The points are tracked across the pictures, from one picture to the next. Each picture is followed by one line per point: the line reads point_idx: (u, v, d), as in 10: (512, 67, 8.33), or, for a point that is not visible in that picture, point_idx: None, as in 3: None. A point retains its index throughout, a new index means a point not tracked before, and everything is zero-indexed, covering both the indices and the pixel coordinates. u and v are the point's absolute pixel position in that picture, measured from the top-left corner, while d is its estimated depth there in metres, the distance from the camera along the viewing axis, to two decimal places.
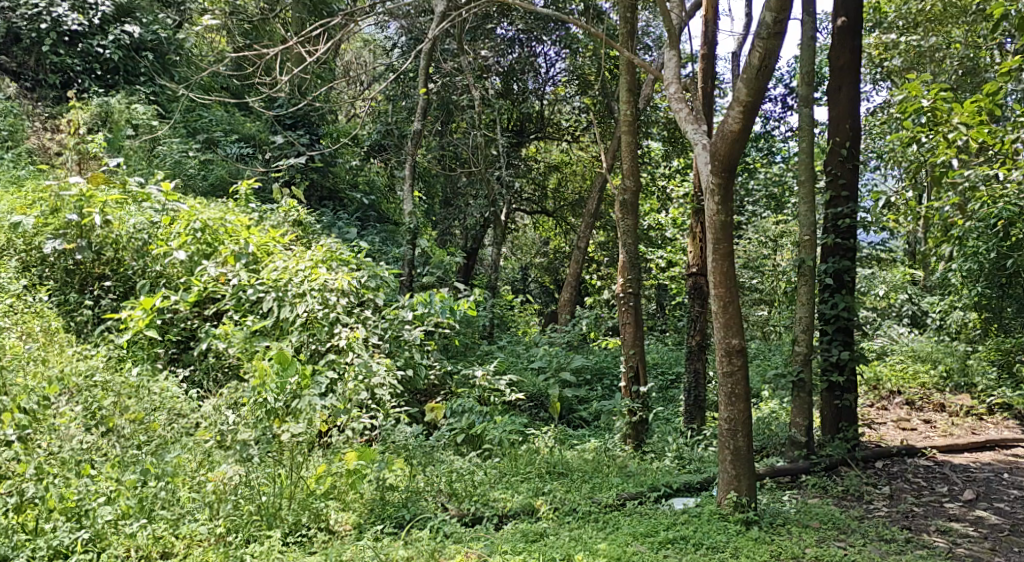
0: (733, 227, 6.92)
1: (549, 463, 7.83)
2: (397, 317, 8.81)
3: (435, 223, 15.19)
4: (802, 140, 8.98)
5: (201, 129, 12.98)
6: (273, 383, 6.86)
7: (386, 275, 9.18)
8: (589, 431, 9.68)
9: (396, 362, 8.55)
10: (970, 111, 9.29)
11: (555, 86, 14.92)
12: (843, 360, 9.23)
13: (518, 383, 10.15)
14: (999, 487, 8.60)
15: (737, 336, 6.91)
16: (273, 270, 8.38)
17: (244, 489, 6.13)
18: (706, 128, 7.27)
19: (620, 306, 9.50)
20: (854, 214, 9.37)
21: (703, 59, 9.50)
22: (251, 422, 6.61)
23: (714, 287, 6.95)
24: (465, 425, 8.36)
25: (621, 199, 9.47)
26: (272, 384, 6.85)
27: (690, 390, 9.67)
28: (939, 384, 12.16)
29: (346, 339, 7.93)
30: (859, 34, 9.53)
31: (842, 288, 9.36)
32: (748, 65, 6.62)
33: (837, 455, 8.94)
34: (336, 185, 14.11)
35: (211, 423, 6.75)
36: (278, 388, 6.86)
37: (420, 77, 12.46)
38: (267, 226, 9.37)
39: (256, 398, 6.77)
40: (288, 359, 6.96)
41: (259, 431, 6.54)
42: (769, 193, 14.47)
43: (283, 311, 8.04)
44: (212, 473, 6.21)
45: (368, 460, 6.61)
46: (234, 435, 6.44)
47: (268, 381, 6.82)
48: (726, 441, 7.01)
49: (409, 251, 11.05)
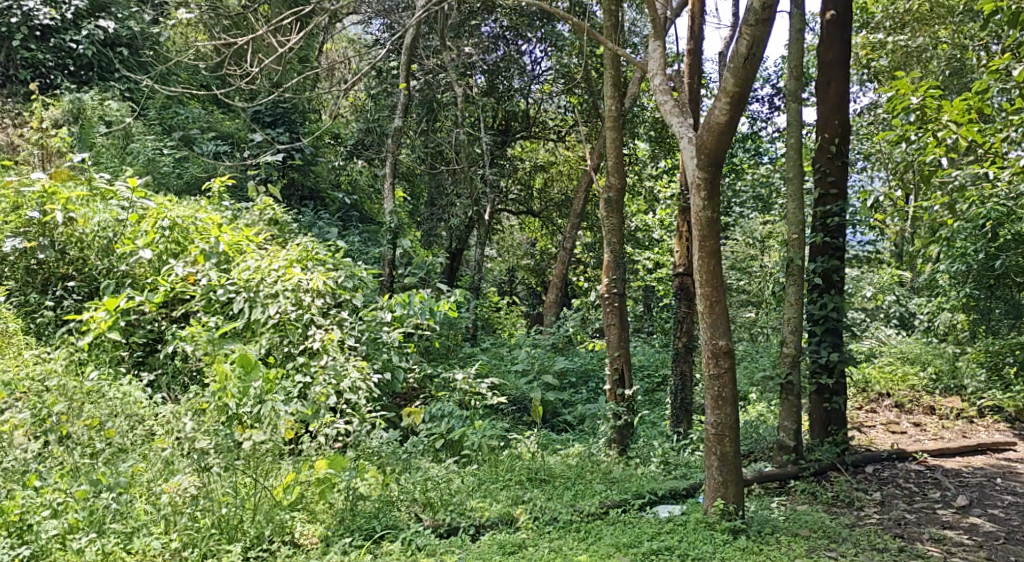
0: (719, 224, 6.68)
1: (530, 469, 7.57)
2: (375, 319, 8.51)
3: (419, 224, 14.94)
4: (790, 137, 8.74)
5: (177, 127, 12.67)
6: (235, 388, 6.50)
7: (364, 275, 8.89)
8: (573, 435, 9.42)
9: (373, 365, 8.26)
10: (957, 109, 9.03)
11: (541, 85, 14.61)
12: (833, 362, 9.02)
13: (500, 387, 9.89)
14: (992, 492, 8.40)
15: (724, 337, 6.67)
16: (245, 269, 8.10)
17: (203, 501, 5.80)
18: (693, 121, 7.04)
19: (604, 307, 9.28)
20: (843, 213, 9.14)
21: (689, 55, 9.33)
22: (210, 429, 6.18)
23: (700, 285, 6.71)
24: (444, 430, 8.10)
25: (606, 197, 9.28)
26: (233, 389, 6.61)
27: (676, 393, 9.42)
28: (929, 387, 11.97)
29: (320, 342, 7.69)
30: (849, 28, 9.32)
31: (831, 288, 9.16)
32: (735, 54, 6.38)
33: (827, 460, 8.73)
34: (317, 184, 13.89)
35: (167, 431, 6.31)
36: (241, 393, 6.61)
37: (402, 71, 12.17)
38: (240, 225, 9.07)
39: (217, 403, 6.49)
40: (250, 363, 6.85)
41: (218, 438, 6.07)
42: (757, 194, 14.40)
43: (255, 313, 7.79)
44: (166, 484, 5.81)
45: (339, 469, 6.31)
46: (191, 443, 6.06)
47: (228, 385, 6.62)
48: (712, 446, 6.75)
49: (390, 251, 10.84)
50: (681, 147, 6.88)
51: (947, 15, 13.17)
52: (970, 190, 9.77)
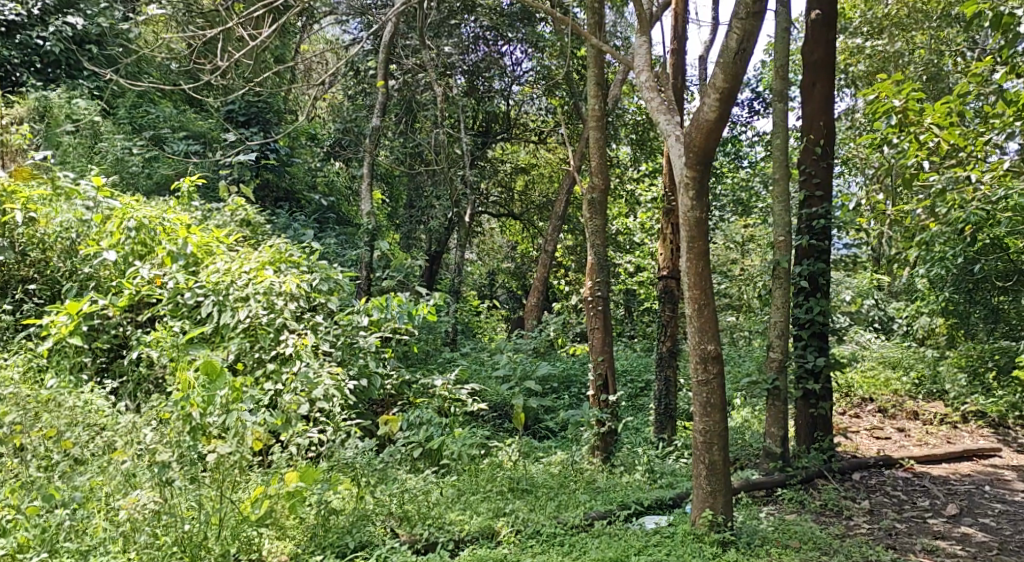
0: (708, 225, 6.46)
1: (512, 479, 7.33)
2: (351, 323, 8.21)
3: (398, 227, 14.68)
4: (776, 137, 8.55)
5: (147, 126, 12.38)
6: (199, 396, 6.20)
7: (340, 278, 8.60)
8: (555, 442, 9.18)
9: (349, 371, 7.96)
10: (940, 111, 8.95)
11: (521, 86, 14.36)
12: (819, 367, 8.81)
13: (480, 392, 9.61)
14: (981, 500, 8.25)
15: (713, 343, 6.45)
16: (214, 272, 7.81)
17: (163, 517, 5.51)
18: (680, 119, 6.83)
19: (587, 311, 9.06)
20: (829, 214, 8.96)
21: (673, 55, 9.15)
22: (172, 441, 5.93)
23: (689, 288, 6.49)
24: (423, 438, 7.80)
25: (589, 198, 9.05)
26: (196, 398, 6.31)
27: (660, 398, 9.19)
28: (912, 391, 11.86)
29: (293, 346, 7.41)
30: (834, 28, 9.12)
31: (817, 291, 8.97)
32: (725, 48, 6.18)
33: (813, 467, 8.52)
34: (293, 185, 13.53)
35: (126, 442, 6.00)
36: (206, 402, 6.21)
37: (379, 71, 11.83)
38: (211, 226, 8.78)
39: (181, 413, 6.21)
40: (216, 371, 6.46)
41: (180, 450, 5.90)
42: (737, 198, 14.31)
43: (224, 317, 7.52)
44: (124, 501, 5.52)
45: (310, 482, 6.04)
46: (152, 456, 5.78)
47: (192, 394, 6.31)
48: (700, 455, 6.53)
49: (367, 254, 10.57)
50: (668, 145, 6.66)
51: (923, 22, 13.18)
52: (950, 194, 9.41)
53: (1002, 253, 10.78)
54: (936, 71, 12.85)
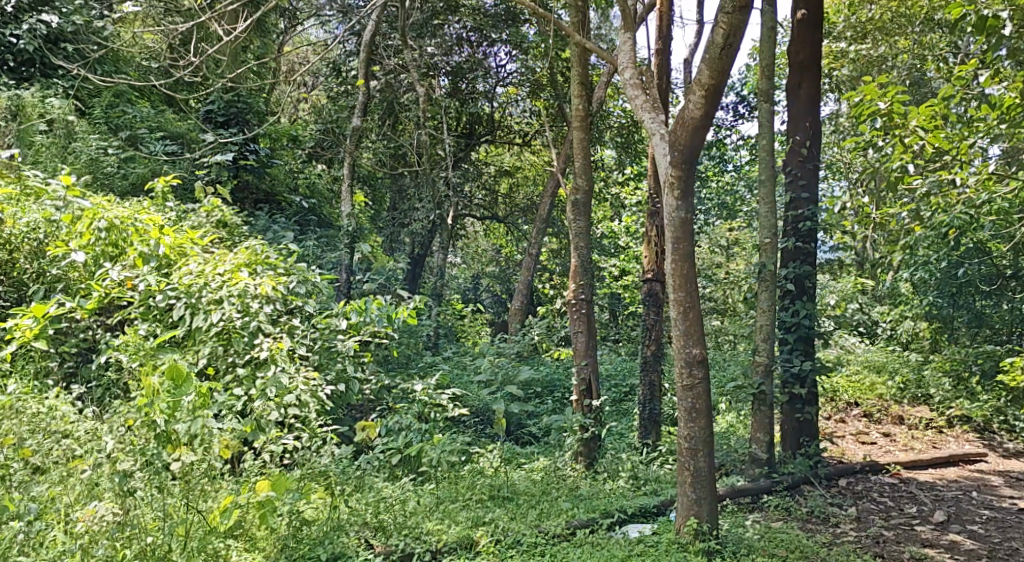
0: (693, 226, 6.31)
1: (492, 487, 7.16)
2: (328, 326, 8.04)
3: (381, 230, 14.50)
4: (761, 138, 8.42)
5: (123, 126, 12.15)
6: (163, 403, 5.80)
7: (318, 280, 8.40)
8: (538, 448, 9.00)
9: (326, 376, 7.79)
10: (925, 114, 8.76)
11: (506, 88, 14.16)
12: (805, 372, 8.67)
13: (462, 398, 9.43)
14: (969, 507, 8.14)
15: (699, 346, 6.30)
16: (187, 273, 7.60)
17: (123, 529, 5.28)
18: (665, 117, 6.68)
19: (571, 314, 8.93)
20: (815, 217, 8.86)
21: (657, 56, 9.02)
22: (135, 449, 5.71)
23: (674, 290, 6.33)
24: (402, 445, 7.63)
25: (573, 200, 8.91)
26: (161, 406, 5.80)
27: (644, 403, 9.04)
28: (897, 396, 11.75)
29: (268, 351, 7.22)
30: (820, 28, 9.00)
31: (803, 294, 8.84)
32: (711, 43, 6.04)
33: (799, 473, 8.38)
34: (273, 186, 13.30)
35: (85, 451, 5.77)
36: (172, 407, 5.87)
37: (359, 71, 11.59)
38: (185, 227, 8.58)
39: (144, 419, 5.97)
40: (181, 375, 6.06)
41: (144, 457, 5.58)
42: (721, 202, 14.39)
43: (196, 320, 7.33)
44: (81, 511, 5.37)
45: (280, 492, 5.81)
46: (112, 465, 5.55)
47: (156, 397, 5.89)
48: (685, 461, 6.37)
49: (347, 257, 10.38)
50: (652, 144, 6.51)
51: (907, 26, 13.07)
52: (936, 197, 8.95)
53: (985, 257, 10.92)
54: (919, 76, 12.82)
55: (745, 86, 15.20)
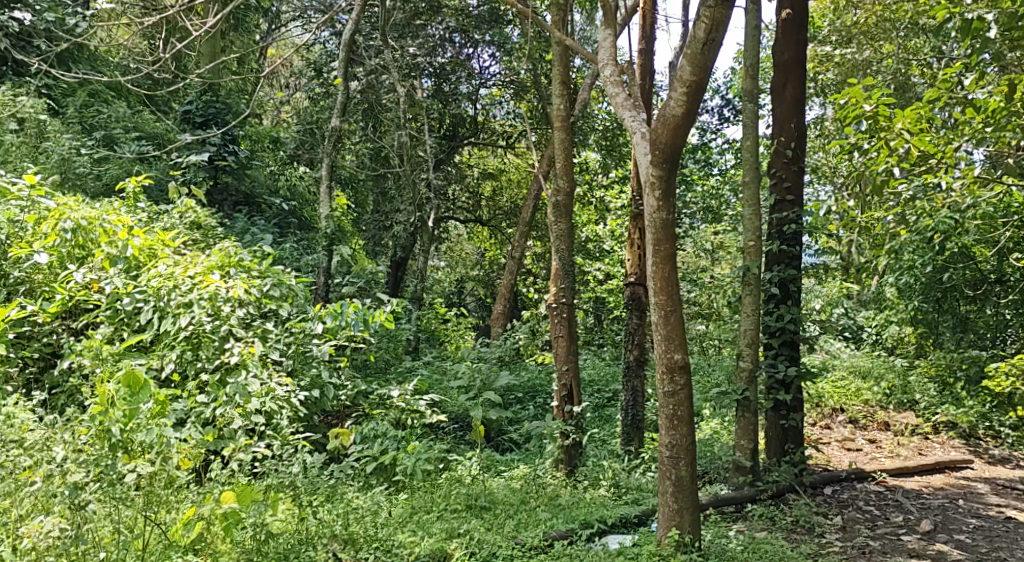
0: (675, 227, 6.14)
1: (470, 496, 6.97)
2: (303, 331, 7.85)
3: (363, 232, 14.29)
4: (746, 139, 8.28)
5: (98, 126, 11.90)
6: (118, 411, 5.72)
7: (294, 283, 8.21)
8: (518, 456, 8.81)
9: (300, 382, 7.58)
10: (910, 117, 8.66)
11: (490, 90, 14.00)
12: (790, 377, 8.52)
13: (441, 404, 9.23)
14: (955, 516, 8.00)
15: (680, 352, 6.13)
16: (155, 276, 7.42)
17: (73, 545, 5.01)
18: (646, 116, 6.52)
19: (552, 318, 8.76)
20: (800, 220, 8.71)
21: (641, 56, 8.89)
22: (89, 459, 5.47)
23: (655, 294, 6.16)
24: (377, 452, 7.44)
25: (555, 202, 8.75)
26: (117, 414, 5.73)
27: (627, 408, 8.88)
28: (882, 401, 11.58)
29: (238, 355, 7.04)
30: (805, 28, 8.88)
31: (788, 299, 8.70)
32: (693, 38, 5.88)
33: (784, 481, 8.22)
34: (253, 188, 13.09)
35: (36, 462, 5.51)
36: (127, 417, 5.73)
37: (338, 69, 11.35)
38: (156, 229, 8.37)
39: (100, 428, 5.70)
40: (139, 383, 6.03)
41: (98, 469, 5.34)
42: (707, 206, 14.22)
43: (164, 324, 7.12)
44: (27, 526, 5.04)
45: (245, 502, 5.51)
46: (64, 476, 5.29)
47: (111, 412, 5.74)
48: (667, 470, 6.20)
49: (326, 259, 10.16)
50: (634, 143, 6.34)
51: (891, 31, 12.84)
52: (922, 202, 8.86)
53: (971, 263, 10.97)
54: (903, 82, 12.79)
55: (730, 89, 15.11)
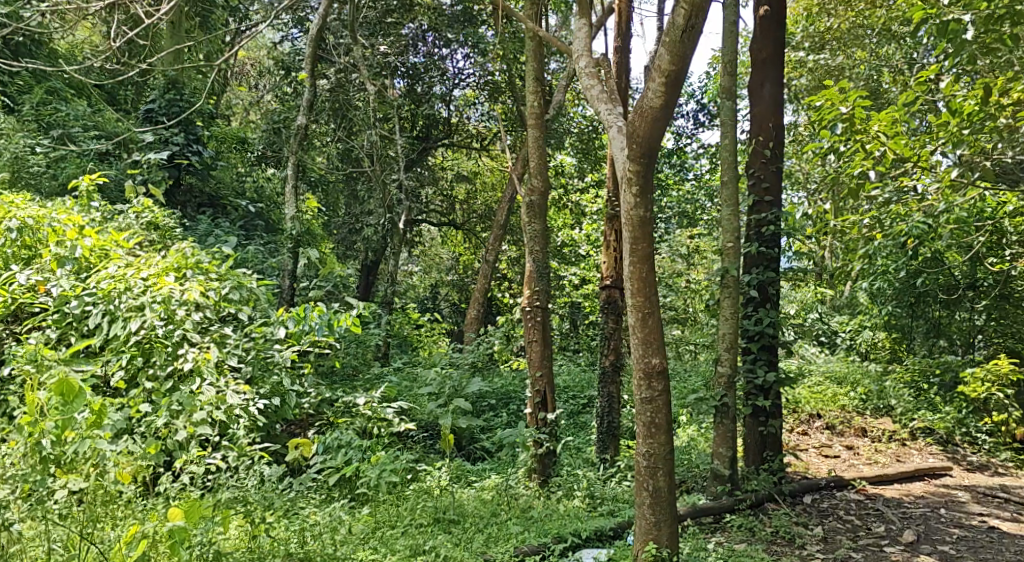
0: (652, 226, 5.87)
1: (437, 508, 6.67)
2: (264, 335, 7.50)
3: (333, 235, 13.92)
4: (724, 137, 8.04)
5: (56, 124, 11.46)
6: (53, 421, 5.01)
7: (255, 286, 7.87)
8: (489, 465, 8.51)
9: (259, 389, 7.23)
10: (886, 119, 8.33)
11: (464, 91, 13.69)
12: (769, 383, 8.27)
13: (409, 412, 8.91)
14: (938, 525, 7.79)
15: (658, 356, 5.86)
16: (105, 278, 7.07)
17: None
18: (622, 109, 6.25)
19: (525, 322, 8.48)
20: (779, 221, 8.48)
21: (617, 52, 8.65)
22: (23, 476, 5.07)
23: (631, 295, 5.89)
24: (340, 463, 7.12)
25: (528, 201, 8.48)
26: (49, 426, 5.02)
27: (602, 415, 8.63)
28: (859, 407, 11.36)
29: (193, 362, 6.75)
30: (783, 25, 8.65)
31: (767, 302, 8.47)
32: (672, 25, 5.60)
33: (763, 490, 7.97)
34: (218, 189, 12.76)
35: None
36: (58, 430, 5.03)
37: (306, 66, 10.96)
38: (110, 228, 8.01)
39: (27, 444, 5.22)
40: (74, 389, 4.92)
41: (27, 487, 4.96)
42: (682, 210, 14.03)
43: (113, 328, 6.80)
44: None
45: (194, 519, 4.83)
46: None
47: (46, 421, 5.01)
48: (644, 481, 5.93)
49: (291, 262, 9.83)
50: (610, 137, 6.07)
51: (864, 36, 12.63)
52: (897, 205, 8.57)
53: (945, 268, 10.90)
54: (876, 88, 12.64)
55: (705, 93, 14.91)
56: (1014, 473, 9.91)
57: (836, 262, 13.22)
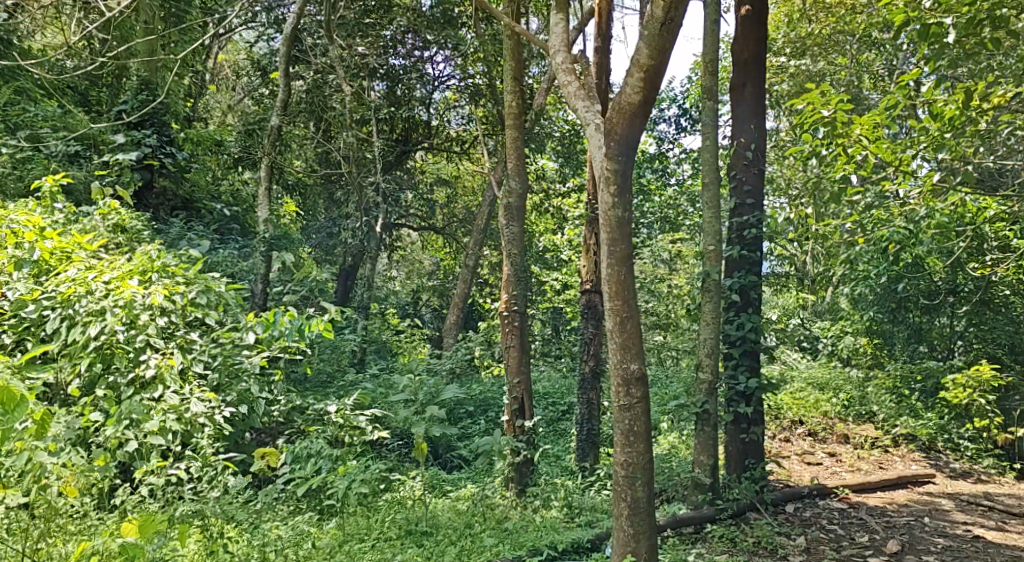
0: (632, 226, 5.69)
1: (409, 520, 6.44)
2: (231, 341, 7.26)
3: (310, 239, 13.68)
4: (705, 138, 7.89)
5: (24, 125, 11.15)
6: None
7: (224, 290, 7.62)
8: (466, 474, 8.30)
9: (226, 397, 7.01)
10: (868, 124, 8.09)
11: (445, 94, 13.34)
12: (751, 390, 8.11)
13: (383, 420, 8.68)
14: (922, 535, 7.64)
15: (637, 362, 5.68)
16: (64, 281, 6.85)
17: None
18: (601, 107, 6.07)
19: (503, 326, 8.30)
20: (761, 224, 8.32)
21: (597, 53, 8.51)
22: None
23: (610, 299, 5.70)
24: (310, 473, 6.90)
25: (506, 203, 8.30)
26: None
27: (582, 423, 8.48)
28: (841, 413, 11.20)
29: (155, 368, 6.62)
30: (765, 24, 8.48)
31: (749, 306, 8.29)
32: (651, 17, 5.42)
33: (745, 499, 7.80)
34: (192, 193, 12.52)
35: None
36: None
37: (280, 66, 10.73)
38: (72, 231, 7.77)
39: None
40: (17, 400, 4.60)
41: None
42: (664, 216, 13.88)
43: (72, 333, 6.60)
44: None
45: (146, 537, 4.59)
46: None
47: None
48: (622, 491, 5.73)
49: (264, 266, 9.60)
50: (587, 135, 5.90)
51: (844, 41, 12.54)
52: (877, 210, 8.38)
53: (925, 274, 10.82)
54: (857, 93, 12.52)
55: (687, 99, 14.81)
56: (997, 480, 9.79)
57: (817, 267, 13.13)
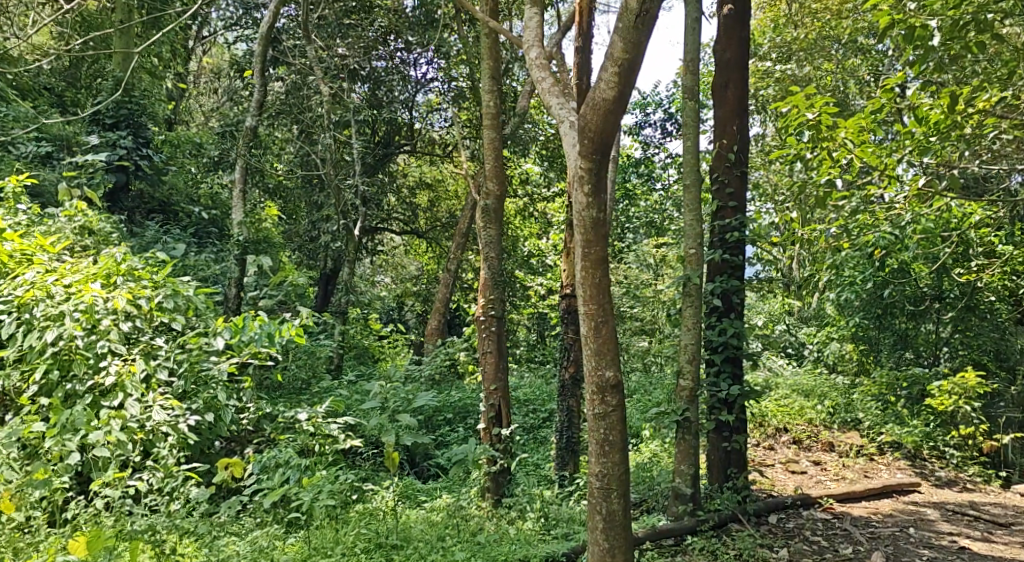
0: (607, 226, 5.51)
1: (379, 533, 6.23)
2: (199, 347, 7.02)
3: (288, 242, 13.45)
4: (687, 139, 7.71)
5: None
6: None
7: (193, 294, 7.39)
8: (441, 483, 8.09)
9: (192, 404, 6.78)
10: (853, 128, 7.90)
11: (427, 97, 13.32)
12: (732, 397, 7.93)
13: (357, 427, 8.45)
14: (907, 546, 7.48)
15: (612, 368, 5.49)
16: (21, 285, 6.72)
17: None
18: (576, 104, 5.88)
19: (480, 332, 8.08)
20: (743, 228, 8.14)
21: (578, 52, 8.31)
22: None
23: (584, 303, 5.52)
24: (277, 484, 6.69)
25: (483, 205, 8.10)
26: None
27: (562, 431, 8.30)
28: (826, 420, 10.91)
29: (115, 375, 6.46)
30: (747, 24, 8.31)
31: (731, 311, 8.14)
32: (626, 9, 5.24)
33: (726, 510, 7.63)
34: (169, 195, 12.24)
35: None
36: None
37: (255, 67, 10.47)
38: (36, 232, 7.58)
39: None
40: None
41: None
42: (649, 220, 13.71)
43: (27, 339, 6.46)
44: None
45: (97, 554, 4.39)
46: None
47: None
48: (597, 503, 5.54)
49: (238, 269, 9.37)
50: (562, 133, 5.71)
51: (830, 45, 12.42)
52: (862, 214, 8.20)
53: (911, 280, 10.70)
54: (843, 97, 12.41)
55: (672, 103, 14.70)
56: (983, 489, 9.65)
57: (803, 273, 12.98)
